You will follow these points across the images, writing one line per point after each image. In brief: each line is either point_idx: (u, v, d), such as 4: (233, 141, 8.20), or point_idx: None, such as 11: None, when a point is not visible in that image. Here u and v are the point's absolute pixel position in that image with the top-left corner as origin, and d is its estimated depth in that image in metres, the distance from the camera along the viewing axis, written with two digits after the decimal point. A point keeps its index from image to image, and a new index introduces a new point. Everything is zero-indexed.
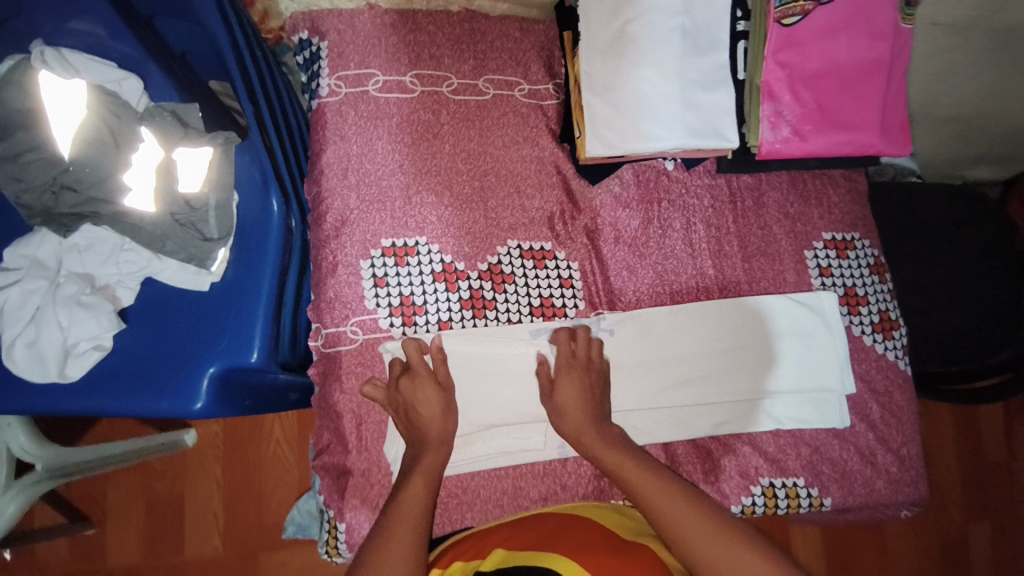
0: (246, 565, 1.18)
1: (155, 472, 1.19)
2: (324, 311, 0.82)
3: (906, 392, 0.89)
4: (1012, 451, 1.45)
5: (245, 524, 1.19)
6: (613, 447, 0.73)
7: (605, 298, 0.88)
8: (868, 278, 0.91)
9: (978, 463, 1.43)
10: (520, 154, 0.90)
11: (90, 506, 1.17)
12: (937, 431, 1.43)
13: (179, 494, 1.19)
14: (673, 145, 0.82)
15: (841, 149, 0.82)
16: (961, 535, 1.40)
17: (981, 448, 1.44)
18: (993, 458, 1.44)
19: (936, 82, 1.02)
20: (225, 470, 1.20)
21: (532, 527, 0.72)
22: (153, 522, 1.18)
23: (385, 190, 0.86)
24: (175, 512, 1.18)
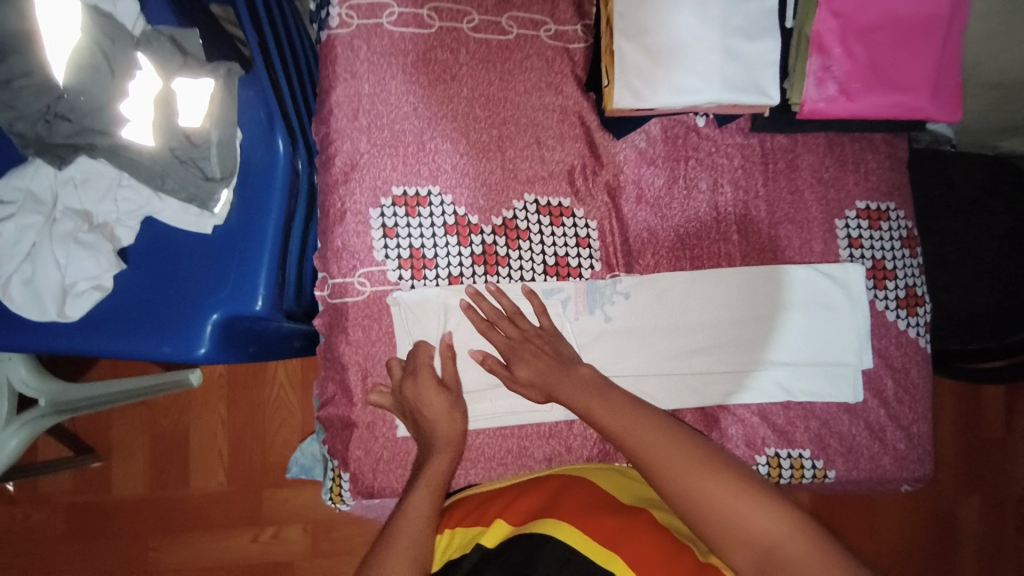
0: (251, 499, 1.20)
1: (162, 409, 1.20)
2: (331, 260, 0.79)
3: (923, 369, 0.87)
4: (1007, 427, 1.45)
5: (249, 461, 1.21)
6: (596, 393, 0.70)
7: (623, 260, 0.84)
8: (899, 252, 0.87)
9: (975, 439, 1.45)
10: (542, 102, 0.84)
11: (96, 439, 1.19)
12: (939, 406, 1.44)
13: (185, 431, 1.20)
14: (707, 99, 0.77)
15: (887, 112, 0.76)
16: (951, 507, 1.43)
17: (981, 424, 1.45)
18: (992, 434, 1.45)
19: (993, 43, 0.95)
20: (229, 408, 1.21)
21: (533, 491, 0.72)
22: (160, 457, 1.20)
23: (397, 135, 0.81)
24: (181, 448, 1.20)
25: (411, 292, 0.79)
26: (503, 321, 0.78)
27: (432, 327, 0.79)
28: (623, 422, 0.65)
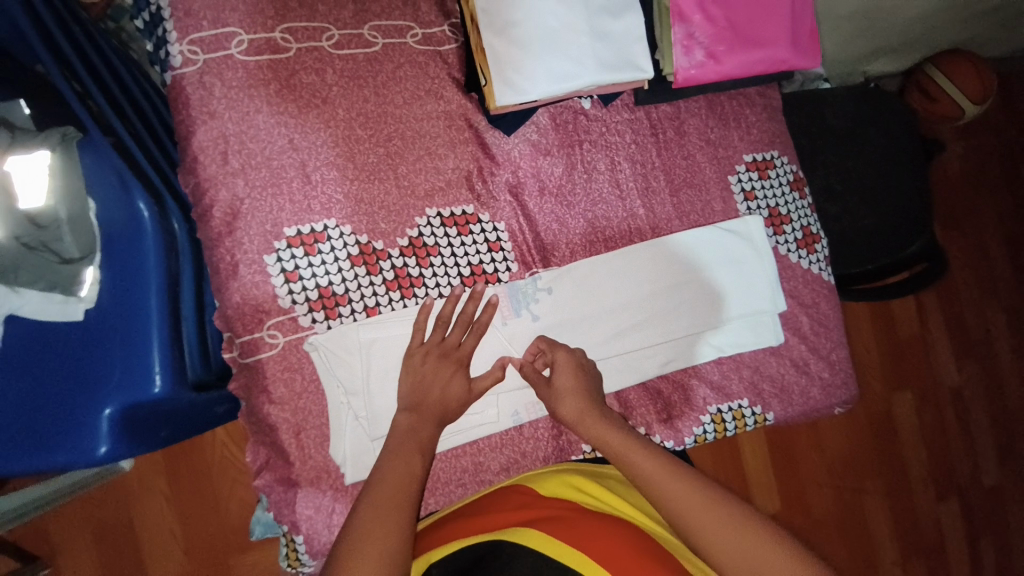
0: (216, 570, 1.13)
1: (93, 505, 1.10)
2: (234, 318, 0.74)
3: (831, 300, 0.93)
4: (924, 325, 1.62)
5: (206, 530, 1.13)
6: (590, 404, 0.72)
7: (539, 255, 0.83)
8: (789, 196, 0.92)
9: (895, 343, 1.59)
10: (425, 110, 0.81)
11: (37, 545, 1.07)
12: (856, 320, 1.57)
13: (125, 522, 1.11)
14: (586, 81, 0.77)
15: (756, 68, 0.78)
16: (888, 409, 1.58)
17: (896, 327, 1.60)
18: (907, 334, 1.61)
19: None
20: (171, 481, 1.12)
21: (502, 502, 0.72)
22: (102, 557, 1.10)
23: (276, 171, 0.76)
24: (125, 541, 1.10)
25: (326, 334, 0.75)
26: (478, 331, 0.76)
27: (357, 365, 0.75)
28: (651, 471, 0.65)
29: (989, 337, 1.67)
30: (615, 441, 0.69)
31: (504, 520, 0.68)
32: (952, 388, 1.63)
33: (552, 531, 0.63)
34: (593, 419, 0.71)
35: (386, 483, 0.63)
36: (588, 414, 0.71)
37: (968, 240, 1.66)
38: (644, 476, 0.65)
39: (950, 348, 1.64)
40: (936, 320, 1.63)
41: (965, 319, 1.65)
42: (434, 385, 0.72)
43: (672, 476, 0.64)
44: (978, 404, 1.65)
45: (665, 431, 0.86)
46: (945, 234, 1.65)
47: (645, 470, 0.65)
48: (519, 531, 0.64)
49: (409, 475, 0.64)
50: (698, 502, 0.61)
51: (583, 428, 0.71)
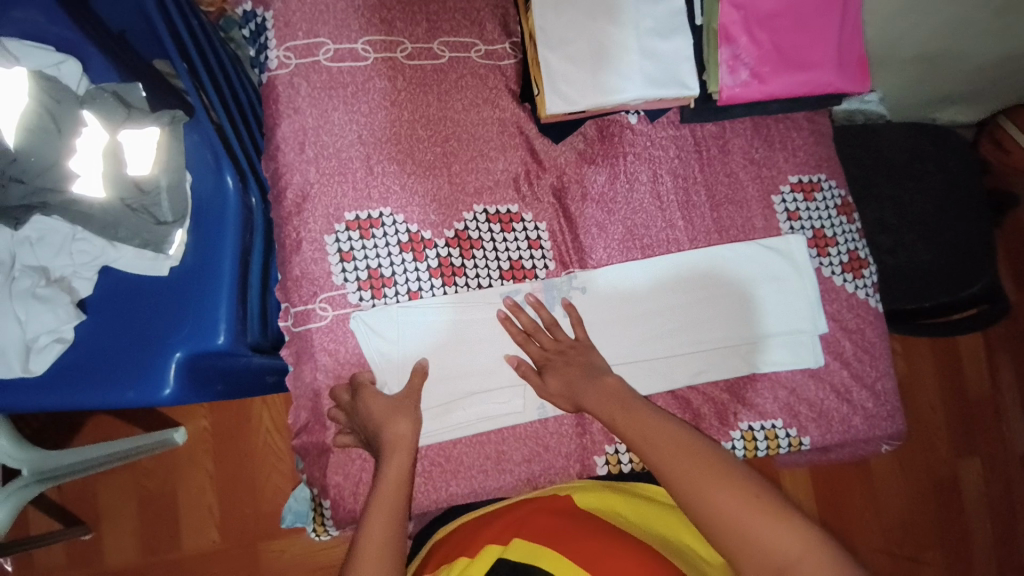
0: (245, 554, 1.17)
1: (146, 472, 1.18)
2: (292, 289, 0.81)
3: (879, 328, 0.89)
4: (995, 386, 1.51)
5: (241, 512, 1.18)
6: (585, 377, 0.76)
7: (576, 257, 0.87)
8: (836, 220, 0.91)
9: (961, 403, 1.49)
10: (481, 117, 0.88)
11: (85, 509, 1.16)
12: (917, 372, 1.49)
13: (172, 493, 1.18)
14: (633, 95, 0.82)
15: (800, 90, 0.81)
16: (952, 473, 1.46)
17: (964, 387, 1.50)
18: (976, 394, 1.50)
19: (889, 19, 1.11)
20: (216, 461, 1.19)
21: (532, 511, 0.73)
22: (148, 523, 1.17)
23: (344, 162, 0.84)
24: (169, 512, 1.17)
25: (371, 311, 0.80)
26: (539, 331, 0.80)
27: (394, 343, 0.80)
28: (640, 428, 0.68)
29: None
30: (607, 406, 0.72)
31: (522, 529, 0.69)
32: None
33: (565, 551, 0.64)
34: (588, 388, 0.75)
35: (388, 479, 0.68)
36: (581, 389, 0.75)
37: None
38: (632, 435, 0.68)
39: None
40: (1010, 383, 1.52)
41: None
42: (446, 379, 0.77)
43: (664, 439, 0.65)
44: None
45: None
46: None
47: (635, 428, 0.68)
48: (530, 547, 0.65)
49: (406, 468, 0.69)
50: (686, 461, 0.62)
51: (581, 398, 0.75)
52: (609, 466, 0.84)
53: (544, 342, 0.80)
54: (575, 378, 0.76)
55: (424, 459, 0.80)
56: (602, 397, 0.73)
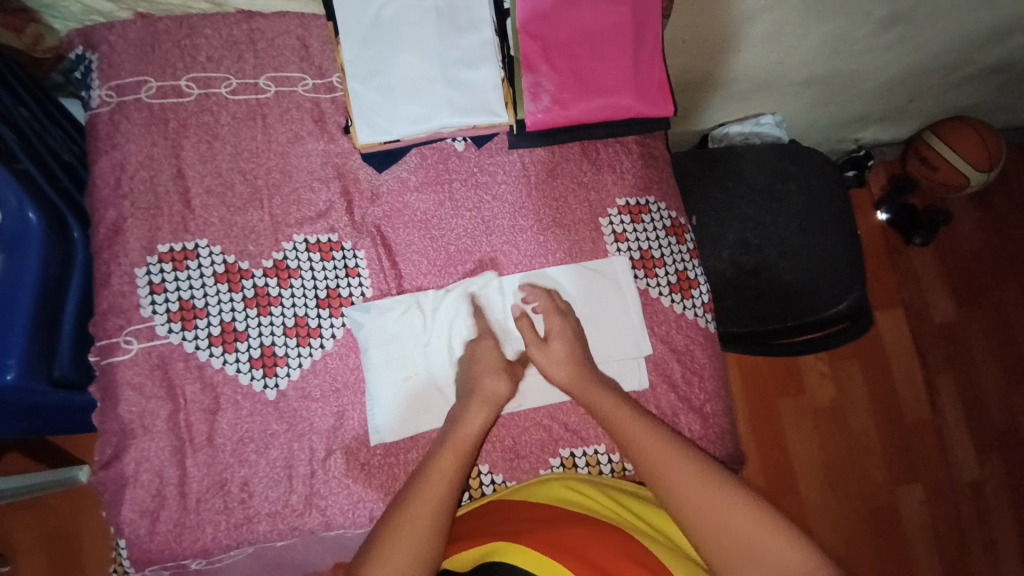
0: None
1: (53, 511, 1.16)
2: (100, 322, 0.81)
3: (708, 349, 0.89)
4: (935, 408, 1.59)
5: None
6: (608, 395, 0.76)
7: (394, 283, 0.87)
8: (665, 240, 0.91)
9: (899, 424, 1.57)
10: (305, 149, 0.90)
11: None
12: (853, 396, 1.57)
13: (78, 532, 1.16)
14: (442, 124, 0.83)
15: (601, 114, 0.83)
16: (892, 500, 1.54)
17: (903, 412, 1.58)
18: (914, 416, 1.58)
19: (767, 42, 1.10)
20: None
21: (499, 513, 0.72)
22: (56, 563, 1.15)
23: (160, 197, 0.86)
24: (75, 550, 1.16)
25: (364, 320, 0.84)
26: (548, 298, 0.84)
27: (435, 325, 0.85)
28: (659, 454, 0.69)
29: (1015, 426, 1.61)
30: (627, 425, 0.73)
31: (503, 527, 0.68)
32: (972, 483, 1.57)
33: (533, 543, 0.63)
34: (613, 405, 0.75)
35: (453, 448, 0.73)
36: (604, 403, 0.76)
37: (965, 317, 1.64)
38: (656, 464, 0.69)
39: (970, 439, 1.59)
40: (948, 407, 1.60)
41: (989, 407, 1.61)
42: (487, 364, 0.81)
43: (689, 473, 0.67)
44: (1013, 505, 1.57)
45: (512, 472, 0.83)
46: (960, 309, 1.64)
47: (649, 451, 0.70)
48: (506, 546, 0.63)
49: (473, 435, 0.74)
50: (717, 499, 0.65)
51: (603, 415, 0.75)
52: None
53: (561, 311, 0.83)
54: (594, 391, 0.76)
55: (227, 493, 0.79)
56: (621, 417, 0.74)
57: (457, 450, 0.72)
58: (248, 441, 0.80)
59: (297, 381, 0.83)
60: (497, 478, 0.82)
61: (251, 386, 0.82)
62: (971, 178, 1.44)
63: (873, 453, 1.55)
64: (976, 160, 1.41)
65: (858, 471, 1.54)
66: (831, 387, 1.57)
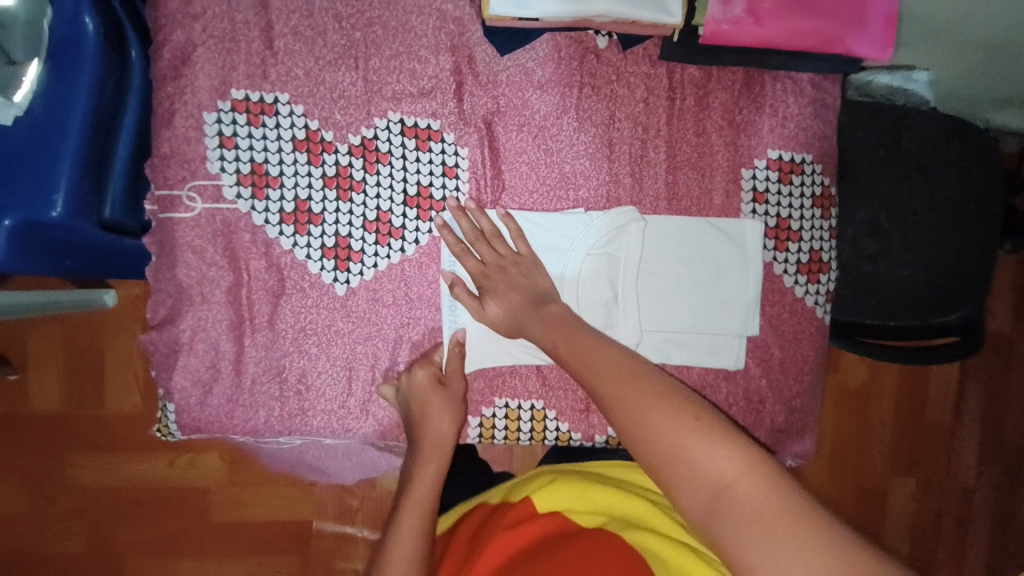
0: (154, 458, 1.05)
1: (80, 332, 1.04)
2: (158, 168, 0.71)
3: (817, 342, 0.79)
4: (957, 415, 1.55)
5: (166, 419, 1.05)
6: (570, 335, 0.64)
7: (493, 194, 0.75)
8: (808, 210, 0.78)
9: (917, 419, 1.54)
10: (417, 3, 0.72)
11: (12, 351, 1.03)
12: (882, 381, 1.51)
13: (101, 356, 1.04)
14: (598, 10, 0.66)
15: (799, 40, 0.66)
16: (882, 486, 1.53)
17: (925, 408, 1.54)
18: (934, 416, 1.54)
19: None
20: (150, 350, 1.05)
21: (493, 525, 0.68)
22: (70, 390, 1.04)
23: (238, 27, 0.71)
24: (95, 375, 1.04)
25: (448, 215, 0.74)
26: (480, 241, 0.71)
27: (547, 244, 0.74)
28: (621, 393, 0.55)
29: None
30: (593, 362, 0.60)
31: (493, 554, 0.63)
32: (966, 489, 1.56)
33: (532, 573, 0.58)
34: (579, 345, 0.63)
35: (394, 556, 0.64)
36: (569, 342, 0.64)
37: (1019, 334, 1.55)
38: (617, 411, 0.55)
39: (977, 448, 1.56)
40: (971, 416, 1.56)
41: (1009, 427, 1.56)
42: (430, 408, 0.71)
43: (661, 409, 0.51)
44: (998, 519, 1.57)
45: (576, 423, 0.78)
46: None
47: (614, 393, 0.56)
48: None
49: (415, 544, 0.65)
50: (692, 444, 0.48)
51: (569, 357, 0.63)
52: (481, 430, 0.78)
53: (483, 257, 0.70)
54: (564, 333, 0.64)
55: (283, 382, 0.74)
56: (592, 359, 0.61)
57: (418, 488, 0.69)
58: (309, 333, 0.74)
59: (370, 282, 0.74)
60: (562, 427, 0.78)
61: (320, 277, 0.74)
62: None
63: (880, 440, 1.51)
64: None
65: (862, 457, 1.51)
66: (861, 371, 1.51)
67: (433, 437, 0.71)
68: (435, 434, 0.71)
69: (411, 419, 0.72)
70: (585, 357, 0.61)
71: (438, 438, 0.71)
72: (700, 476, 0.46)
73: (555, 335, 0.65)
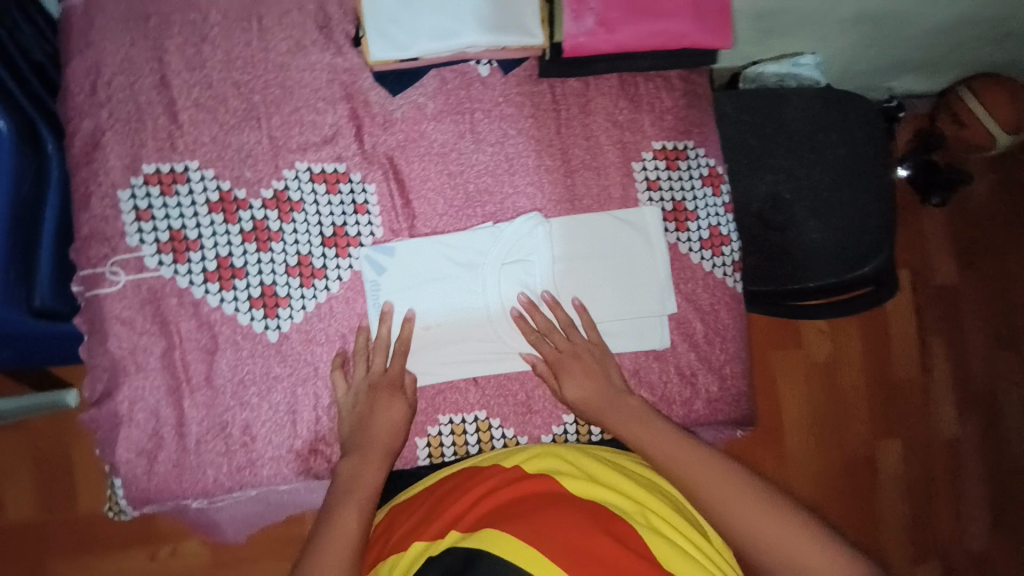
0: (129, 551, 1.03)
1: (41, 434, 1.03)
2: (80, 249, 0.74)
3: (734, 310, 0.84)
4: (924, 368, 1.50)
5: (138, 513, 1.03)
6: (621, 408, 0.73)
7: (406, 223, 0.79)
8: (700, 190, 0.84)
9: (885, 377, 1.49)
10: (308, 61, 0.78)
11: None
12: (843, 347, 1.47)
13: (67, 456, 1.03)
14: (469, 42, 0.72)
15: (650, 41, 0.73)
16: (868, 452, 1.47)
17: (893, 367, 1.49)
18: (902, 373, 1.49)
19: None
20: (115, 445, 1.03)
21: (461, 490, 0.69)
22: (39, 496, 1.02)
23: (143, 107, 0.75)
24: (63, 475, 1.03)
25: (366, 249, 0.78)
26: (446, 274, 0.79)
27: (467, 262, 0.79)
28: (687, 461, 0.66)
29: (999, 392, 1.53)
30: (651, 433, 0.70)
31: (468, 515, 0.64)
32: (950, 441, 1.51)
33: (519, 531, 0.58)
34: (625, 409, 0.73)
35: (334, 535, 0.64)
36: (612, 408, 0.73)
37: (967, 280, 1.52)
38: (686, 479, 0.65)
39: (954, 398, 1.52)
40: (938, 366, 1.51)
41: (976, 371, 1.53)
42: (377, 411, 0.73)
43: (727, 482, 0.63)
44: (988, 468, 1.52)
45: (523, 427, 0.81)
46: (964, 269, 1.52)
47: (679, 460, 0.66)
48: (486, 533, 0.59)
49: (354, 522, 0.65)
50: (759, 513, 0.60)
51: (614, 421, 0.73)
52: (430, 449, 0.79)
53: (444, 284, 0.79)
54: (615, 403, 0.73)
55: (228, 436, 0.75)
56: (650, 432, 0.70)
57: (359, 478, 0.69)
58: (248, 384, 0.76)
59: (301, 324, 0.77)
60: (508, 433, 0.80)
61: (251, 327, 0.76)
62: (997, 139, 1.29)
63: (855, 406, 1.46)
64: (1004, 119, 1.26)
65: (839, 424, 1.46)
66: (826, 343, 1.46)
67: (381, 443, 0.72)
68: (387, 432, 0.72)
69: (360, 428, 0.72)
70: (641, 430, 0.70)
71: (389, 444, 0.72)
72: (768, 542, 0.59)
73: (599, 408, 0.74)
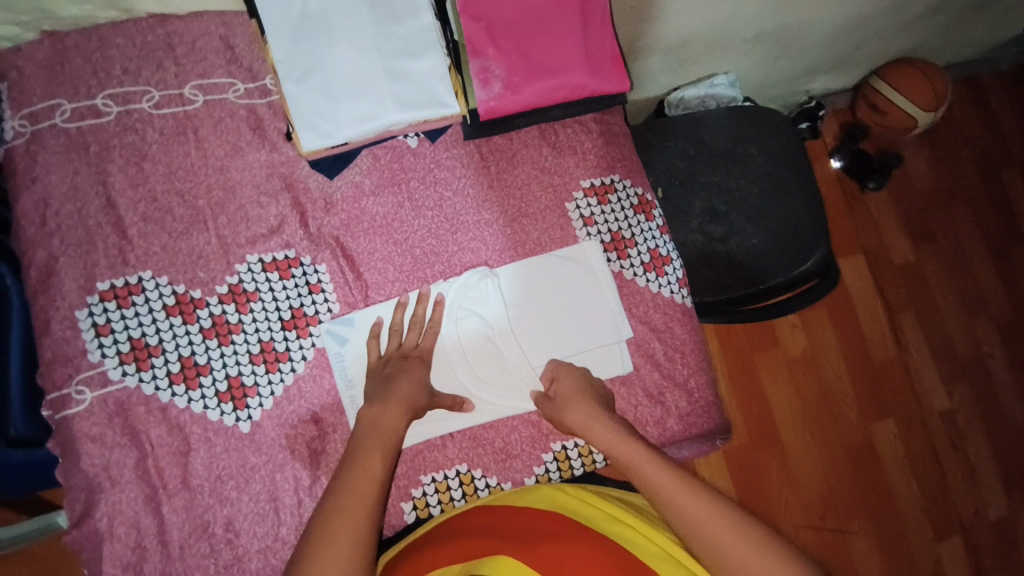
0: None
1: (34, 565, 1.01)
2: (44, 373, 0.75)
3: (688, 325, 0.88)
4: (901, 347, 1.52)
5: None
6: (620, 435, 0.71)
7: (361, 295, 0.83)
8: (633, 219, 0.89)
9: (867, 361, 1.50)
10: (246, 161, 0.83)
11: None
12: (820, 339, 1.49)
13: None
14: (391, 121, 0.77)
15: (554, 95, 0.79)
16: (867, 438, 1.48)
17: (871, 350, 1.51)
18: (881, 355, 1.51)
19: None
20: None
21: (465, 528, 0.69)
22: None
23: (92, 229, 0.79)
24: None
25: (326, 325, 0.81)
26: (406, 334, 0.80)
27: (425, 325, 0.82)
28: (691, 503, 0.61)
29: (982, 356, 1.56)
30: (649, 466, 0.66)
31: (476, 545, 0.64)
32: (944, 414, 1.53)
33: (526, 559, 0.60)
34: (611, 432, 0.71)
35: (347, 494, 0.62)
36: (600, 422, 0.73)
37: (923, 255, 1.55)
38: (687, 523, 0.60)
39: (938, 371, 1.54)
40: (915, 342, 1.53)
41: (954, 342, 1.55)
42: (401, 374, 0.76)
43: (732, 532, 0.58)
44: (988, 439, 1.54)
45: (504, 473, 0.82)
46: (918, 246, 1.56)
47: (679, 498, 0.62)
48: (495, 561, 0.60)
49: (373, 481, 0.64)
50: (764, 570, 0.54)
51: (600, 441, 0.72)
52: (418, 512, 0.80)
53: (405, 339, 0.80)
54: (610, 432, 0.71)
55: (212, 536, 0.75)
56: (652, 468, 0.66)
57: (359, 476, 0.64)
58: (226, 479, 0.77)
59: (272, 410, 0.79)
60: (492, 481, 0.81)
61: (222, 422, 0.77)
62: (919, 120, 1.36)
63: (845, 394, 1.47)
64: (923, 100, 1.32)
65: (832, 415, 1.47)
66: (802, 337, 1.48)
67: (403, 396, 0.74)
68: (390, 422, 0.71)
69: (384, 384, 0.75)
70: (641, 462, 0.67)
71: (393, 428, 0.70)
72: None
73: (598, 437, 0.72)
